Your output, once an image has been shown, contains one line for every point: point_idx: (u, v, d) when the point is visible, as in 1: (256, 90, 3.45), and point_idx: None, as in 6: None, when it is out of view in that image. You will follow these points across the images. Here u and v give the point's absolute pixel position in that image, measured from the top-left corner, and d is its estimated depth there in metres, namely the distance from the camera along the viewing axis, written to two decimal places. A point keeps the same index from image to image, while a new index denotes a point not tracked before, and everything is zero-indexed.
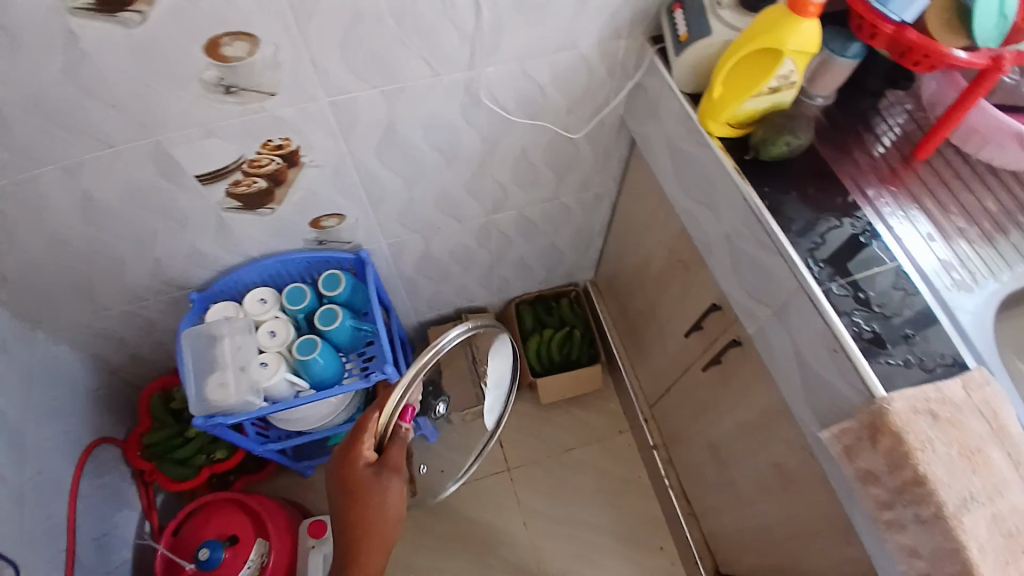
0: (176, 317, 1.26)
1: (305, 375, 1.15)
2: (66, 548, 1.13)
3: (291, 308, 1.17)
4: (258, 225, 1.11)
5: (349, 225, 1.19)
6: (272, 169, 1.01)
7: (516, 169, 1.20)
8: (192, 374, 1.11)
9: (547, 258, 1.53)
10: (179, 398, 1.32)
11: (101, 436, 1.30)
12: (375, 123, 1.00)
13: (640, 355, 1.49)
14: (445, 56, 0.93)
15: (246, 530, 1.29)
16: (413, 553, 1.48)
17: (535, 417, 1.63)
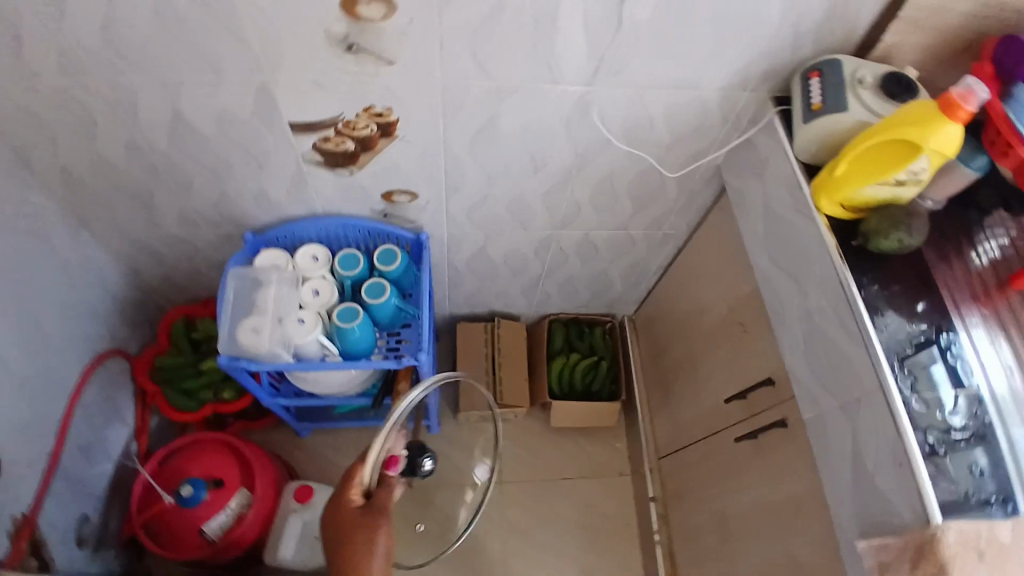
0: (222, 252, 1.24)
1: (337, 341, 1.11)
2: (53, 449, 1.04)
3: (342, 272, 1.15)
4: (332, 183, 1.09)
5: (417, 206, 1.17)
6: (365, 135, 0.99)
7: (598, 191, 1.17)
8: (229, 311, 1.08)
9: (595, 283, 1.50)
10: (203, 329, 1.28)
11: (114, 347, 1.24)
12: (479, 114, 0.98)
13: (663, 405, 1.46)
14: (570, 68, 0.91)
15: (233, 475, 1.20)
16: None
17: (541, 437, 1.58)
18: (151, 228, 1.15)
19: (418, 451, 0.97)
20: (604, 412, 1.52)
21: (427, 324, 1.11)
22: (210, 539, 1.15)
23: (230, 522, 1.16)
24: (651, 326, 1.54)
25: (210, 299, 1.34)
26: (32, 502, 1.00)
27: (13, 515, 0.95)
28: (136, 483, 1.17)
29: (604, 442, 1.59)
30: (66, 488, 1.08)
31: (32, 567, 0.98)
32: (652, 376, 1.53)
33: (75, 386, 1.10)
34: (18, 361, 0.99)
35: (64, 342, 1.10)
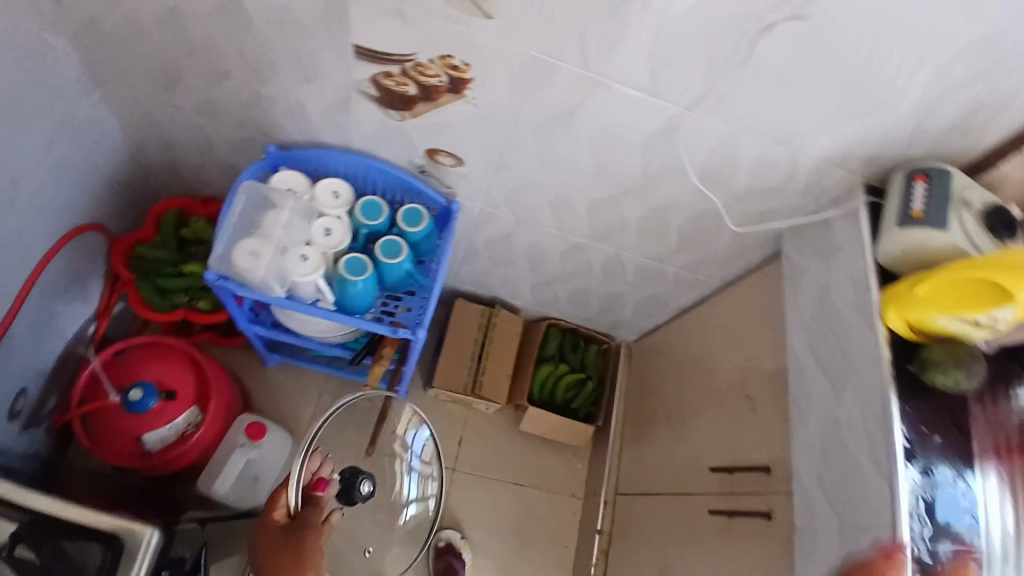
0: (238, 157, 1.13)
1: (336, 290, 1.02)
2: (3, 317, 0.96)
3: (360, 218, 1.05)
4: (378, 122, 0.99)
5: (459, 173, 1.08)
6: (431, 83, 0.89)
7: (649, 216, 1.10)
8: (230, 228, 0.98)
9: (607, 302, 1.43)
10: (194, 229, 1.18)
11: (94, 222, 1.14)
12: (560, 101, 0.89)
13: (638, 444, 1.41)
14: (673, 84, 0.82)
15: (187, 389, 1.12)
16: None
17: (503, 436, 1.51)
18: (170, 109, 1.04)
19: (353, 474, 0.87)
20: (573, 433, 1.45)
21: (434, 300, 1.03)
22: (147, 450, 1.09)
23: (172, 437, 1.10)
24: (649, 361, 1.48)
25: (210, 199, 1.24)
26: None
27: None
28: (83, 372, 1.10)
29: (565, 459, 1.54)
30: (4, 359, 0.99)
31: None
32: (634, 411, 1.48)
33: (43, 257, 1.01)
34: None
35: (42, 203, 0.99)
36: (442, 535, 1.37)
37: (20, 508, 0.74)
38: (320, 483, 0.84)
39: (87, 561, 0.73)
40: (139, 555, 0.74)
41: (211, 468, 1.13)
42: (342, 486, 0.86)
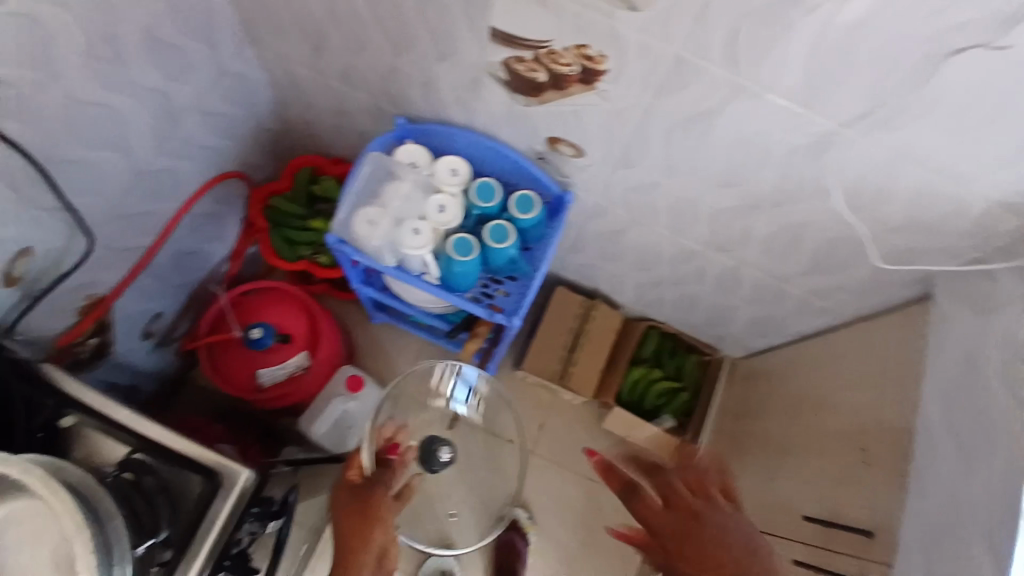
0: (369, 124, 1.17)
1: (441, 267, 1.04)
2: (147, 247, 1.09)
3: (474, 199, 1.05)
4: (503, 105, 0.97)
5: (579, 164, 1.04)
6: (563, 71, 0.86)
7: (778, 233, 1.00)
8: (353, 196, 1.04)
9: (716, 314, 1.34)
10: (324, 187, 1.25)
11: (239, 170, 1.25)
12: (698, 104, 0.83)
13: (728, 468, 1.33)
14: (832, 98, 0.73)
15: (301, 336, 1.23)
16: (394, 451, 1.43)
17: (584, 429, 1.49)
18: (314, 73, 1.10)
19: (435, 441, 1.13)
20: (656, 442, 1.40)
21: (534, 292, 1.02)
22: (260, 384, 1.20)
23: (282, 377, 1.21)
24: (755, 384, 1.38)
25: (341, 159, 1.31)
26: (114, 287, 1.05)
27: (90, 296, 1.00)
28: (214, 305, 1.23)
29: None
30: (146, 282, 1.13)
31: (92, 345, 1.04)
32: (729, 433, 1.39)
33: (189, 196, 1.13)
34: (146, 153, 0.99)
35: (196, 149, 1.10)
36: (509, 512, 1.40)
37: (127, 429, 0.70)
38: (395, 446, 1.04)
39: (188, 490, 0.70)
40: (238, 494, 0.70)
41: (313, 413, 1.23)
42: (426, 450, 1.10)
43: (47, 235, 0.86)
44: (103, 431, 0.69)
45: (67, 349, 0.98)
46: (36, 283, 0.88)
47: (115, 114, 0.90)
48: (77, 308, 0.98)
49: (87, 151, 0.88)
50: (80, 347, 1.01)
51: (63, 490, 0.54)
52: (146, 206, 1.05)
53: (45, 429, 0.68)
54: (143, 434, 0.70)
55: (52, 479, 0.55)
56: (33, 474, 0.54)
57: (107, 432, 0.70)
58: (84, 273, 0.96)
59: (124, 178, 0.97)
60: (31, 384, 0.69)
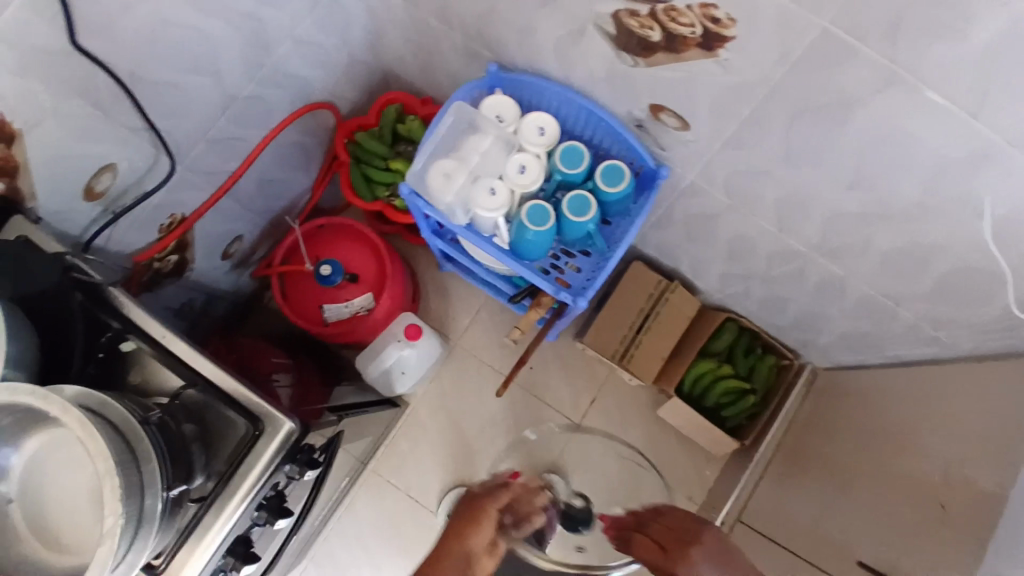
0: (460, 67, 1.09)
1: (512, 232, 0.98)
2: (232, 171, 1.10)
3: (558, 163, 0.97)
4: (605, 63, 0.86)
5: (680, 138, 0.92)
6: (680, 33, 0.73)
7: (904, 249, 0.86)
8: (432, 145, 0.98)
9: (807, 319, 1.22)
10: (408, 128, 1.20)
11: (327, 101, 1.22)
12: (835, 90, 0.70)
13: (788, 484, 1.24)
14: (1010, 103, 0.59)
15: (368, 276, 1.24)
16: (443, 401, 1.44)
17: (637, 412, 1.44)
18: (409, 6, 1.02)
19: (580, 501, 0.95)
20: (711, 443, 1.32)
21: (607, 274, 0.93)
22: (324, 318, 1.22)
23: (347, 314, 1.22)
24: (837, 402, 1.25)
25: (430, 99, 1.24)
26: (195, 209, 1.08)
27: (170, 215, 1.04)
28: (289, 236, 1.24)
29: (693, 462, 1.42)
30: (228, 206, 1.15)
31: (172, 262, 1.09)
32: (796, 447, 1.29)
33: (276, 126, 1.12)
34: (231, 76, 0.97)
35: (283, 79, 1.08)
36: None
37: (183, 363, 0.72)
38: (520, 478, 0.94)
39: (232, 431, 0.70)
40: (279, 442, 0.69)
41: (369, 353, 1.23)
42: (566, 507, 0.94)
43: (132, 153, 0.90)
44: (162, 359, 0.72)
45: (148, 264, 1.03)
46: (120, 199, 0.93)
47: (204, 38, 0.88)
48: (159, 226, 1.03)
49: (174, 72, 0.88)
50: (161, 262, 1.06)
51: (99, 434, 0.53)
52: (231, 134, 1.05)
53: (107, 350, 0.73)
54: (198, 370, 0.72)
55: (88, 421, 0.53)
56: (70, 414, 0.53)
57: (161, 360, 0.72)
58: (167, 193, 1.00)
59: (210, 103, 0.97)
60: (109, 308, 0.74)
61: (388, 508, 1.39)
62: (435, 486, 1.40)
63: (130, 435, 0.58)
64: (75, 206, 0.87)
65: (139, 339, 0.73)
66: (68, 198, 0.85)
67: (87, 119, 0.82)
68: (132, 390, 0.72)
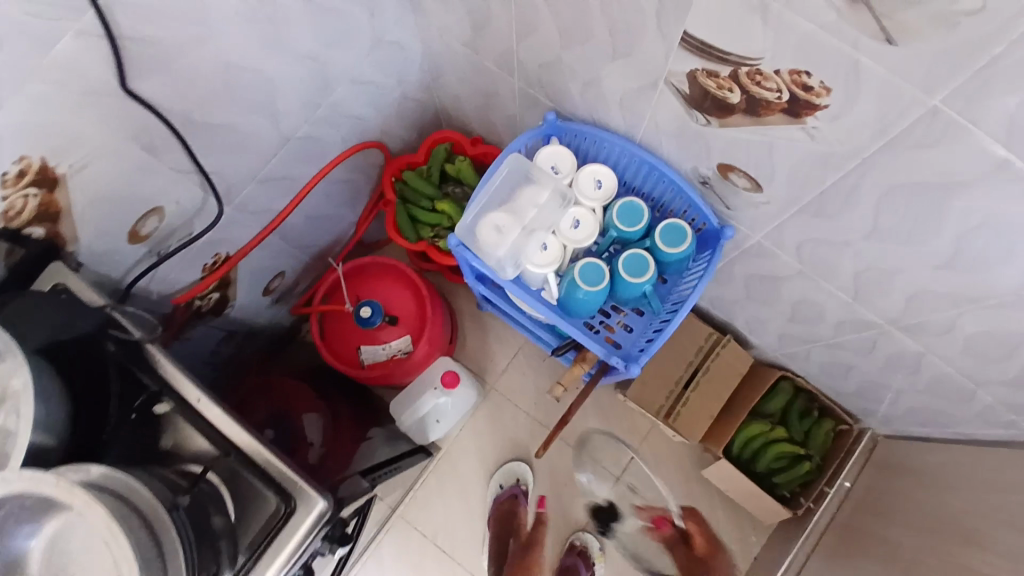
0: (515, 110, 1.06)
1: (562, 289, 0.92)
2: (279, 210, 1.09)
3: (614, 218, 0.91)
4: (675, 119, 0.81)
5: (750, 200, 0.85)
6: (764, 96, 0.67)
7: (992, 335, 0.78)
8: (483, 196, 0.94)
9: (871, 387, 1.13)
10: (456, 167, 1.21)
11: (377, 139, 1.21)
12: (934, 170, 0.63)
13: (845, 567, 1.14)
14: None
15: (408, 319, 1.25)
16: (477, 446, 1.39)
17: (680, 468, 1.38)
18: (468, 48, 0.99)
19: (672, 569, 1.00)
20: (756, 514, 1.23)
21: (665, 339, 0.85)
22: (361, 360, 1.23)
23: (383, 356, 1.23)
24: (899, 476, 1.16)
25: (479, 139, 1.24)
26: (240, 249, 1.07)
27: (214, 255, 1.02)
28: (328, 276, 1.23)
29: (738, 527, 1.35)
30: (272, 242, 1.14)
31: (215, 298, 1.08)
32: (851, 522, 1.20)
33: (326, 165, 1.10)
34: (282, 116, 0.95)
35: (335, 117, 1.06)
36: (580, 535, 1.34)
37: (219, 430, 0.69)
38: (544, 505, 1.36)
39: (261, 507, 0.66)
40: (312, 521, 0.65)
41: (403, 398, 1.21)
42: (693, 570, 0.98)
43: (181, 196, 0.88)
44: (196, 424, 0.69)
45: (189, 304, 1.02)
46: (165, 241, 0.91)
47: (259, 79, 0.86)
48: (203, 266, 1.01)
49: (228, 114, 0.86)
50: (203, 301, 1.05)
51: (123, 537, 0.50)
52: (278, 171, 1.03)
53: (141, 411, 0.69)
54: (232, 438, 0.68)
55: (115, 524, 0.50)
56: (94, 512, 0.50)
57: (192, 424, 0.69)
58: (215, 232, 0.98)
59: (261, 143, 0.95)
60: (145, 365, 0.71)
61: (415, 557, 1.34)
62: (463, 535, 1.35)
63: (157, 527, 0.54)
64: (119, 247, 0.85)
65: (173, 399, 0.70)
66: (113, 240, 0.84)
67: (141, 164, 0.80)
68: (164, 456, 0.68)
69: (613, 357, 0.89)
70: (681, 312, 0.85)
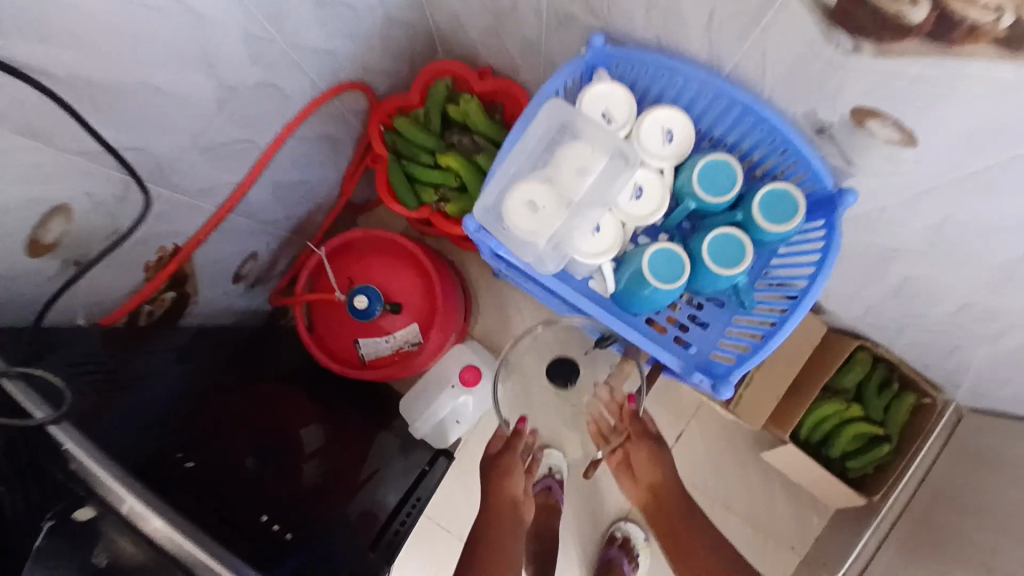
0: (540, 36, 0.79)
1: (620, 278, 0.69)
2: (238, 182, 0.87)
3: (689, 183, 0.67)
4: (785, 48, 0.56)
5: (891, 154, 0.61)
6: (971, 19, 0.41)
7: None
8: (509, 162, 0.67)
9: (974, 363, 0.94)
10: (462, 110, 0.94)
11: (356, 80, 0.95)
12: None
13: (922, 557, 1.03)
14: None
15: (413, 303, 1.03)
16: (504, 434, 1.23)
17: (733, 448, 1.27)
18: None
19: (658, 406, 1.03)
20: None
21: (770, 353, 0.63)
22: (361, 356, 1.03)
23: (387, 349, 1.03)
24: (994, 467, 0.99)
25: (488, 70, 0.97)
26: (192, 236, 0.85)
27: (159, 248, 0.81)
28: (309, 259, 1.01)
29: (798, 505, 1.26)
30: (235, 220, 0.93)
31: (170, 299, 0.88)
32: (931, 511, 1.07)
33: (292, 122, 0.86)
34: (218, 58, 0.69)
35: (296, 54, 0.80)
36: (620, 526, 1.25)
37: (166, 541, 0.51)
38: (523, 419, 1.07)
39: None
40: None
41: (415, 398, 1.05)
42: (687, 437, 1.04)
43: (93, 186, 0.64)
44: (134, 535, 0.51)
45: (139, 313, 0.82)
46: (86, 245, 0.68)
47: (178, 8, 0.60)
48: (146, 265, 0.80)
49: (140, 65, 0.61)
50: (155, 305, 0.84)
51: None
52: (223, 132, 0.78)
53: (56, 523, 0.50)
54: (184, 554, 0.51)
55: None
56: None
57: (131, 534, 0.51)
58: (152, 221, 0.76)
59: (193, 99, 0.70)
60: (55, 456, 0.52)
61: None
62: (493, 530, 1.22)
63: None
64: (21, 268, 0.61)
65: (105, 502, 0.52)
66: (10, 260, 0.60)
67: (26, 154, 0.56)
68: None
69: (695, 374, 0.67)
70: (791, 318, 0.62)
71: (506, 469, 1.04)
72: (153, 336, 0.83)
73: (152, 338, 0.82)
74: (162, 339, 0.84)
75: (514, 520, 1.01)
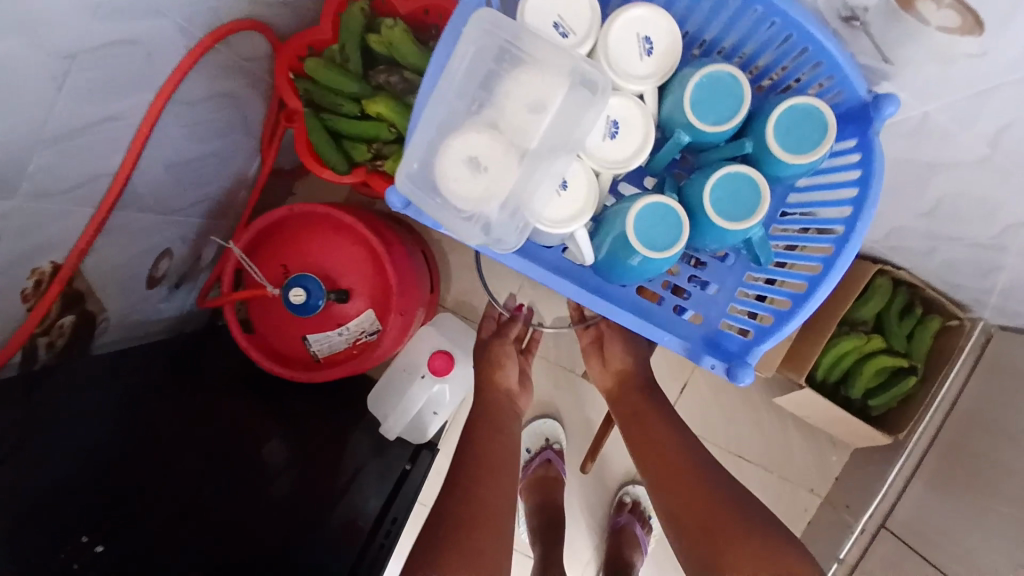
0: None
1: (599, 246, 0.53)
2: (115, 172, 0.69)
3: (678, 107, 0.51)
4: None
5: (949, 45, 0.45)
6: None
7: None
8: (436, 113, 0.49)
9: (1019, 284, 0.80)
10: (387, 42, 0.76)
11: (245, 19, 0.75)
12: None
13: (953, 495, 0.93)
14: None
15: (364, 287, 0.87)
16: None
17: (742, 393, 1.16)
18: None
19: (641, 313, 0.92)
20: (745, 517, 0.64)
21: (802, 324, 0.49)
22: (313, 354, 0.89)
23: (342, 343, 0.88)
24: None
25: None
26: (74, 250, 0.68)
27: (32, 271, 0.64)
28: (231, 254, 0.85)
29: (815, 446, 1.16)
30: (129, 217, 0.76)
31: (71, 323, 0.71)
32: (960, 441, 0.95)
33: (165, 89, 0.68)
34: (47, 21, 0.50)
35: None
36: (629, 491, 1.14)
37: None
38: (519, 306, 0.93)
39: None
40: None
41: (383, 393, 0.93)
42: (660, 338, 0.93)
43: None
44: None
45: (33, 354, 0.65)
46: None
47: None
48: (23, 294, 0.63)
49: None
50: (53, 334, 0.68)
51: None
52: (76, 115, 0.60)
53: None
54: None
55: None
56: None
57: None
58: (12, 241, 0.59)
59: (22, 81, 0.52)
60: None
61: None
62: None
63: None
64: None
65: None
66: None
67: None
68: None
69: (707, 358, 0.53)
70: (828, 278, 0.48)
71: (495, 359, 0.84)
72: (54, 373, 0.68)
73: (61, 381, 0.67)
74: (71, 378, 0.69)
75: (511, 415, 0.78)
